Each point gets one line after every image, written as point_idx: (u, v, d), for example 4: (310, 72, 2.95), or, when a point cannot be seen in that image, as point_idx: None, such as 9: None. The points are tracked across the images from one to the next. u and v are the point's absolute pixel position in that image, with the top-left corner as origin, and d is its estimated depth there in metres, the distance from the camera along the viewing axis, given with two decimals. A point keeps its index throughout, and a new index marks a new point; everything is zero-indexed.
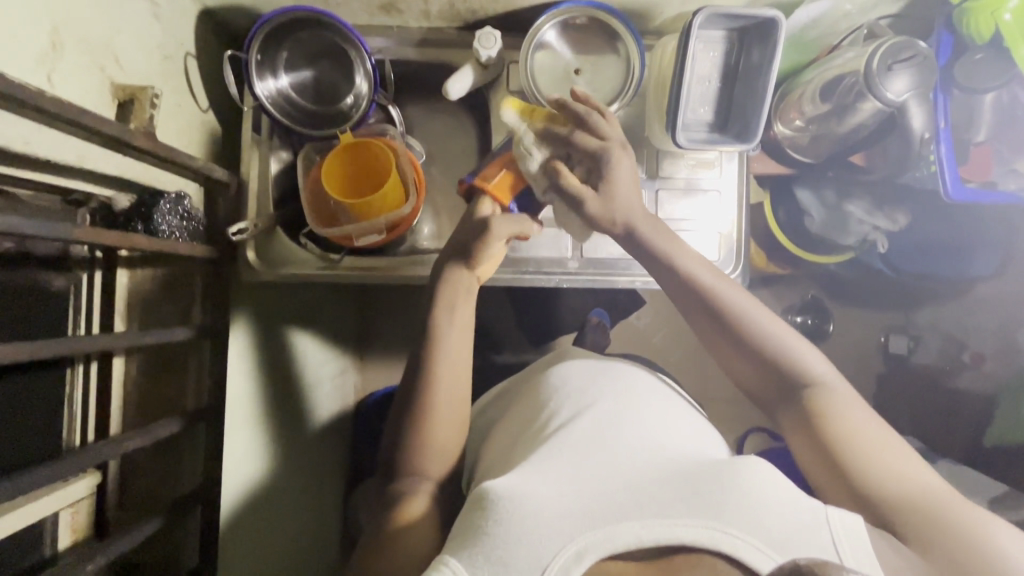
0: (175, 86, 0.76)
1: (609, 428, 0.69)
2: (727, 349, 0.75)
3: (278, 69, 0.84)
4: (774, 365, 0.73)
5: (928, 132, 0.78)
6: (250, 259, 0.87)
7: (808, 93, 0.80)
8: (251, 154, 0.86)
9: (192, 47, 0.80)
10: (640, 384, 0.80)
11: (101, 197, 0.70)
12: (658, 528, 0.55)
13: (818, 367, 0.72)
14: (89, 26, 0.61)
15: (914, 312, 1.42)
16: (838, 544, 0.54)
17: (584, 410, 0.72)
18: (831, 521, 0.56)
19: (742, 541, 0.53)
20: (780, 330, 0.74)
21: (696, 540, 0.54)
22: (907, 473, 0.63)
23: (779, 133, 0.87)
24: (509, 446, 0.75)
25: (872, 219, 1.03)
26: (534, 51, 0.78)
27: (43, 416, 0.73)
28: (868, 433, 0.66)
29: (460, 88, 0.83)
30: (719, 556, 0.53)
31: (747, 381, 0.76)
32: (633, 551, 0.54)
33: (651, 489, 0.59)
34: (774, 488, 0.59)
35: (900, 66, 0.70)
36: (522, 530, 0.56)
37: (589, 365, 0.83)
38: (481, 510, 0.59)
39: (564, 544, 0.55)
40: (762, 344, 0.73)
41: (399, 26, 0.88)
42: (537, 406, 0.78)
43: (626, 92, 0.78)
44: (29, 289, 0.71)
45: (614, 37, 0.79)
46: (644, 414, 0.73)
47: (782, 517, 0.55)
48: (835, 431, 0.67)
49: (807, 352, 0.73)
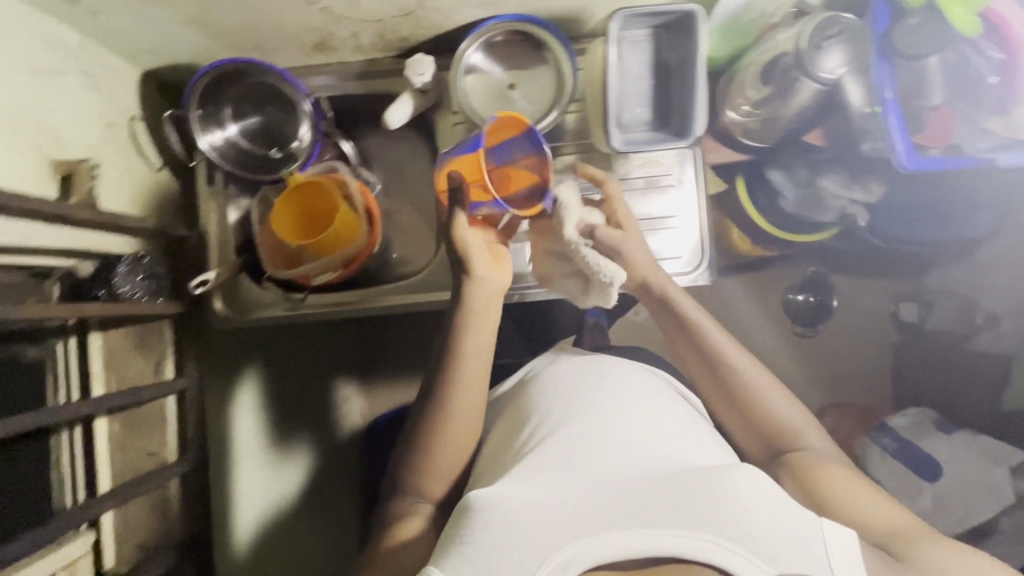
0: (122, 151, 0.78)
1: (597, 435, 0.67)
2: (717, 398, 0.77)
3: (223, 121, 0.86)
4: (762, 426, 0.74)
5: (868, 106, 0.76)
6: (218, 307, 0.89)
7: (749, 78, 0.78)
8: (209, 205, 0.88)
9: (138, 111, 0.82)
10: (633, 380, 0.79)
11: (63, 267, 0.74)
12: (646, 539, 0.53)
13: (796, 418, 0.75)
14: (19, 111, 0.63)
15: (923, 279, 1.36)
16: (831, 561, 0.55)
17: (572, 420, 0.70)
18: (824, 533, 0.56)
19: (731, 551, 0.52)
20: (773, 395, 0.75)
21: (685, 553, 0.52)
22: (880, 510, 0.65)
23: (730, 120, 0.84)
24: (496, 456, 0.74)
25: (848, 192, 1.01)
26: (463, 74, 0.77)
27: (32, 482, 0.76)
28: (852, 483, 0.68)
29: (400, 117, 0.83)
30: (709, 568, 0.52)
31: (731, 424, 0.77)
32: (619, 561, 0.53)
33: (640, 498, 0.58)
34: (765, 497, 0.58)
35: (829, 44, 0.69)
36: (507, 538, 0.56)
37: (577, 363, 0.83)
38: (465, 520, 0.60)
39: (550, 555, 0.54)
40: (756, 406, 0.74)
41: (337, 62, 0.89)
42: (520, 415, 0.77)
43: (561, 101, 0.77)
44: (6, 363, 0.74)
45: (543, 47, 0.78)
46: (633, 408, 0.72)
47: (774, 529, 0.55)
48: (826, 486, 0.68)
49: (788, 407, 0.75)
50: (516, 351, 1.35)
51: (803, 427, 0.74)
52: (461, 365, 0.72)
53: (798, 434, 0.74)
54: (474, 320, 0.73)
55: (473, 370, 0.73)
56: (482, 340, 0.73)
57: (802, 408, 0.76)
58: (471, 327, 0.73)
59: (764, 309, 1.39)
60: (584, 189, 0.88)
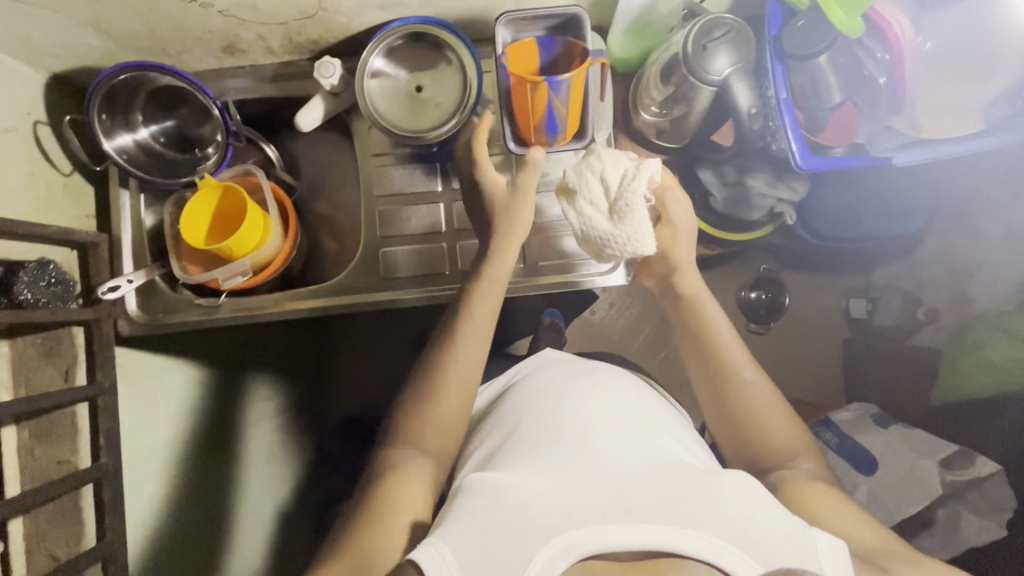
0: (24, 156, 0.77)
1: (605, 435, 0.69)
2: (712, 406, 0.79)
3: (131, 125, 0.84)
4: (748, 439, 0.76)
5: (756, 107, 0.73)
6: (131, 311, 0.88)
7: (652, 79, 0.78)
8: (123, 209, 0.87)
9: (43, 114, 0.81)
10: (620, 387, 0.81)
11: None
12: (647, 533, 0.54)
13: (794, 438, 0.76)
14: None
15: (872, 274, 1.38)
16: (818, 557, 0.56)
17: (566, 421, 0.71)
18: (816, 538, 0.57)
19: (729, 550, 0.53)
20: (769, 412, 0.77)
21: (683, 547, 0.53)
22: (863, 530, 0.66)
23: (642, 120, 0.84)
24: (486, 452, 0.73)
25: (773, 190, 1.03)
26: (368, 79, 0.76)
27: None
28: (839, 504, 0.68)
29: (312, 119, 0.83)
30: (702, 562, 0.53)
31: (722, 434, 0.79)
32: (619, 552, 0.53)
33: (641, 493, 0.59)
34: (756, 495, 0.59)
35: (716, 44, 0.68)
36: (509, 520, 0.56)
37: (567, 368, 0.84)
38: (468, 502, 0.59)
39: (551, 541, 0.54)
40: (748, 416, 0.76)
41: (251, 64, 0.88)
42: (518, 411, 0.77)
43: (468, 103, 0.77)
44: None
45: (447, 48, 0.78)
46: (620, 411, 0.74)
47: (759, 522, 0.56)
48: (809, 502, 0.68)
49: (786, 428, 0.76)
50: None
51: (800, 451, 0.75)
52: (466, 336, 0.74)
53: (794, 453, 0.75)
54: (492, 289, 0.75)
55: (476, 336, 0.74)
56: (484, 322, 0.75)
57: (799, 428, 0.76)
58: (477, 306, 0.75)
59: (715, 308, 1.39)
60: None
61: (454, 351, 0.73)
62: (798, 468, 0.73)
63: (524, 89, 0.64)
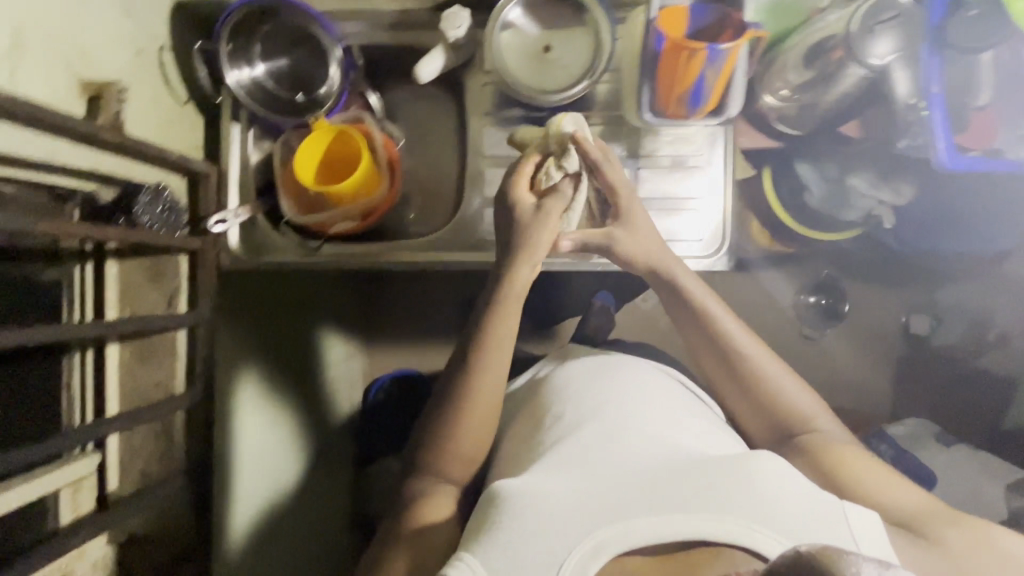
0: (150, 81, 0.78)
1: (620, 429, 0.70)
2: (728, 391, 0.78)
3: (252, 59, 0.85)
4: (768, 414, 0.76)
5: (914, 98, 0.72)
6: (232, 246, 0.88)
7: (791, 60, 0.76)
8: (232, 144, 0.88)
9: (167, 41, 0.81)
10: (634, 379, 0.80)
11: (85, 191, 0.73)
12: (671, 524, 0.57)
13: (810, 403, 0.76)
14: (54, 26, 0.62)
15: (936, 293, 1.34)
16: (856, 539, 0.58)
17: (585, 418, 0.72)
18: (849, 516, 0.60)
19: (757, 532, 0.56)
20: (785, 383, 0.76)
21: (714, 534, 0.56)
22: (895, 489, 0.67)
23: (766, 103, 0.81)
24: (521, 443, 0.76)
25: (875, 191, 1.00)
26: (500, 30, 0.76)
27: (43, 401, 0.78)
28: (863, 464, 0.70)
29: (430, 72, 0.82)
30: (738, 549, 0.56)
31: (743, 413, 0.78)
32: (648, 546, 0.57)
33: (667, 484, 0.60)
34: (782, 480, 0.61)
35: (880, 27, 0.70)
36: (533, 524, 0.58)
37: (587, 363, 0.85)
38: (498, 507, 0.61)
39: (581, 541, 0.57)
40: (762, 390, 0.76)
41: (371, 9, 0.87)
42: (547, 403, 0.79)
43: (598, 68, 0.75)
44: (20, 283, 0.74)
45: (584, 10, 0.76)
46: (641, 402, 0.75)
47: (793, 509, 0.58)
48: (839, 469, 0.69)
49: (802, 396, 0.76)
50: None
51: (816, 412, 0.75)
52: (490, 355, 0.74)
53: (811, 420, 0.75)
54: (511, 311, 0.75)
55: (498, 363, 0.74)
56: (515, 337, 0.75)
57: (813, 394, 0.77)
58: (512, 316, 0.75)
59: (773, 305, 1.38)
60: None
61: (477, 374, 0.73)
62: (819, 432, 0.74)
63: (677, 55, 0.62)
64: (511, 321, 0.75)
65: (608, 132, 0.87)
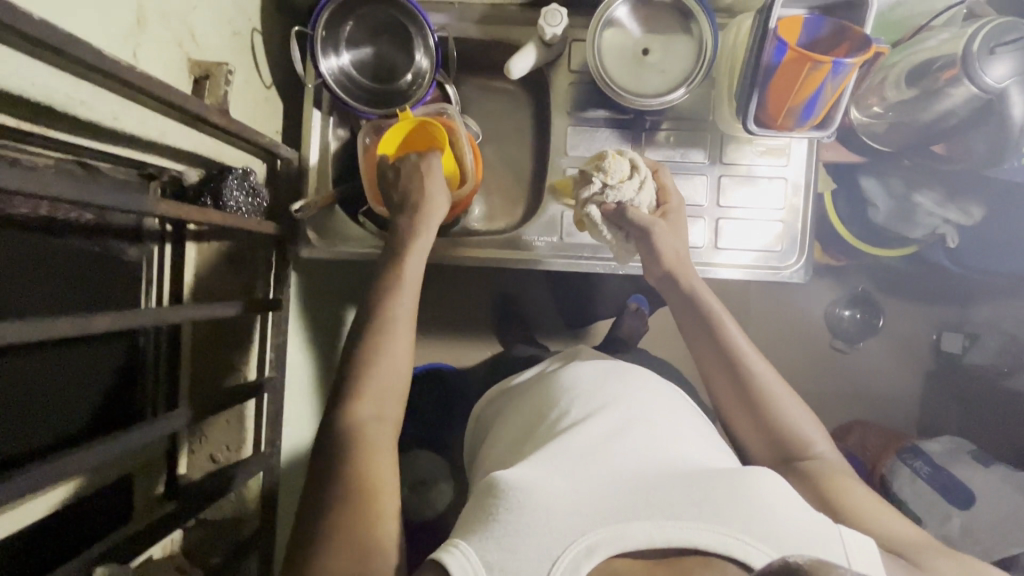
0: (243, 62, 0.77)
1: (619, 434, 0.66)
2: (733, 407, 0.74)
3: (341, 46, 0.84)
4: (771, 432, 0.72)
5: None
6: (308, 236, 0.87)
7: (893, 76, 0.78)
8: (312, 130, 0.87)
9: (259, 24, 0.80)
10: (647, 388, 0.77)
11: (174, 170, 0.70)
12: (668, 530, 0.52)
13: (812, 429, 0.72)
14: (169, 2, 0.62)
15: (968, 308, 1.34)
16: (848, 551, 0.53)
17: (595, 412, 0.69)
18: (843, 533, 0.54)
19: (754, 547, 0.51)
20: (790, 403, 0.73)
21: (707, 544, 0.51)
22: (896, 522, 0.63)
23: (855, 119, 0.85)
24: (515, 446, 0.72)
25: (942, 210, 0.96)
26: (603, 29, 0.76)
27: (120, 388, 0.73)
28: (864, 495, 0.66)
29: (522, 68, 0.81)
30: (728, 561, 0.50)
31: (745, 433, 0.75)
32: (642, 550, 0.52)
33: (660, 489, 0.56)
34: (784, 495, 0.57)
35: (1002, 49, 0.70)
36: (528, 521, 0.54)
37: (597, 365, 0.80)
38: (491, 499, 0.57)
39: (574, 540, 0.52)
40: (763, 405, 0.72)
41: (461, 2, 0.87)
42: (544, 403, 0.76)
43: (697, 75, 0.76)
44: (105, 260, 0.70)
45: (687, 16, 0.76)
46: (645, 406, 0.72)
47: (793, 522, 0.54)
48: (841, 493, 0.65)
49: (807, 421, 0.73)
50: (555, 325, 1.35)
51: (819, 438, 0.72)
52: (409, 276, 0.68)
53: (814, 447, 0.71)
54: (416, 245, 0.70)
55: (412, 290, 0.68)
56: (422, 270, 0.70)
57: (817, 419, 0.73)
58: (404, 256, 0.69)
59: (810, 317, 1.38)
60: (690, 168, 0.87)
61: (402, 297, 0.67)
62: (820, 460, 0.70)
63: (800, 67, 0.63)
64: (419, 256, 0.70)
65: (687, 139, 0.87)
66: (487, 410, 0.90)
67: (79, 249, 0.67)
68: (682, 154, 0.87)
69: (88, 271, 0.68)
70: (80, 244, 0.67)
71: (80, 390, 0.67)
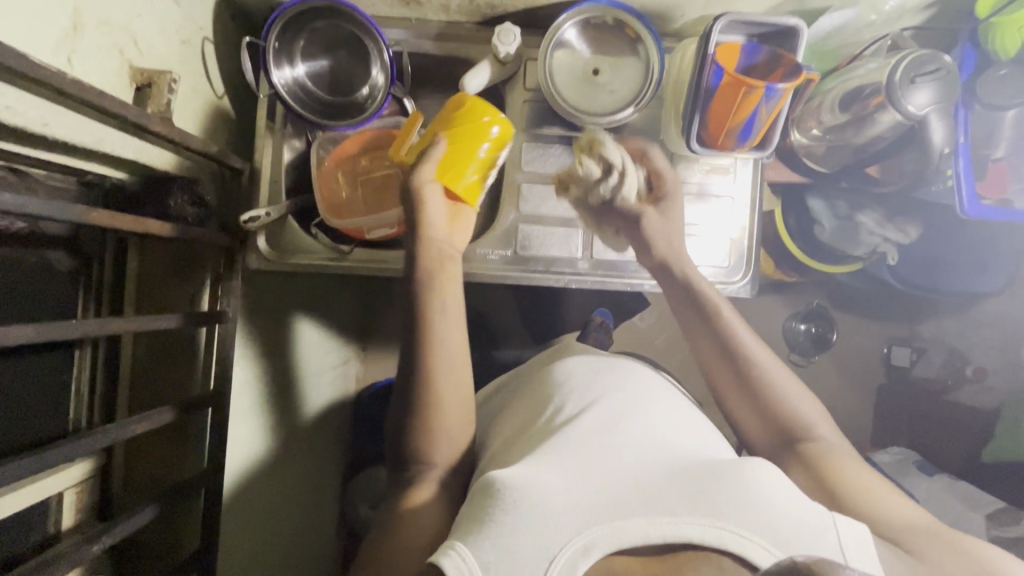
0: (192, 70, 0.76)
1: (617, 424, 0.68)
2: (733, 395, 0.79)
3: (296, 57, 0.84)
4: (773, 419, 0.76)
5: (948, 147, 0.82)
6: (260, 247, 0.86)
7: (828, 101, 0.83)
8: (265, 141, 0.86)
9: (209, 33, 0.80)
10: (641, 383, 0.79)
11: (114, 179, 0.69)
12: (663, 525, 0.53)
13: (816, 414, 0.77)
14: (110, 9, 0.61)
15: (917, 324, 1.38)
16: (844, 548, 0.53)
17: (588, 405, 0.71)
18: (839, 526, 0.55)
19: (749, 540, 0.51)
20: (790, 391, 0.78)
21: (702, 538, 0.52)
22: (898, 502, 0.66)
23: (796, 140, 0.90)
24: (515, 437, 0.73)
25: (883, 230, 1.01)
26: (554, 49, 0.78)
27: (50, 398, 0.71)
28: (864, 475, 0.69)
29: (477, 84, 0.83)
30: (724, 555, 0.51)
31: (746, 421, 0.79)
32: (640, 546, 0.52)
33: (657, 487, 0.57)
34: (780, 492, 0.58)
35: (922, 79, 0.75)
36: (528, 520, 0.54)
37: (592, 360, 0.84)
38: (488, 500, 0.57)
39: (571, 539, 0.53)
40: (767, 392, 0.77)
41: (417, 18, 0.88)
42: (541, 402, 0.77)
43: (645, 96, 0.78)
44: (40, 271, 0.69)
45: (636, 39, 0.79)
46: (644, 403, 0.74)
47: (789, 518, 0.54)
48: (839, 475, 0.69)
49: (808, 409, 0.77)
50: (519, 338, 1.35)
51: (821, 425, 0.76)
52: (439, 323, 0.73)
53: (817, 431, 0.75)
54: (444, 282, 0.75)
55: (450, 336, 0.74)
56: (452, 305, 0.75)
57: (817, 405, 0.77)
58: (440, 291, 0.74)
59: (765, 331, 1.40)
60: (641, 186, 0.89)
61: (442, 334, 0.73)
62: (824, 444, 0.73)
63: (735, 90, 0.66)
64: (449, 296, 0.75)
65: (640, 157, 0.89)
66: (484, 406, 0.94)
67: (9, 258, 0.65)
68: (634, 171, 0.90)
69: (17, 283, 0.66)
70: (8, 252, 0.65)
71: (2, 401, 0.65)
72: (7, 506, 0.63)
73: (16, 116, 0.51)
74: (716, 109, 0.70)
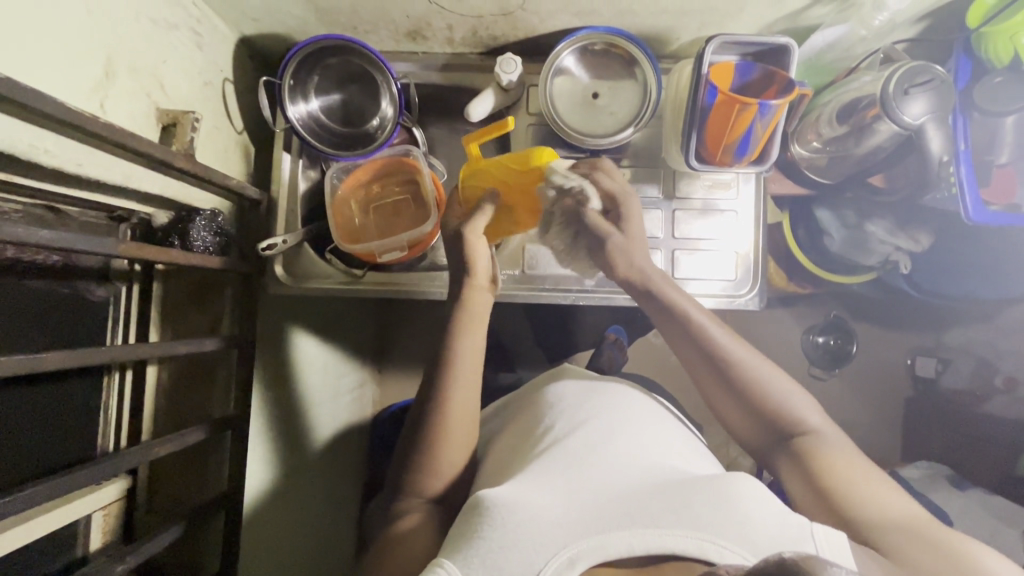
0: (213, 109, 0.81)
1: (603, 443, 0.67)
2: (719, 396, 0.75)
3: (310, 93, 0.88)
4: (766, 416, 0.72)
5: (948, 155, 0.83)
6: (277, 272, 0.90)
7: (826, 114, 0.84)
8: (281, 173, 0.91)
9: (229, 73, 0.85)
10: (634, 409, 0.77)
11: (143, 213, 0.74)
12: (647, 538, 0.54)
13: (807, 407, 0.72)
14: (139, 57, 0.66)
15: (941, 334, 1.35)
16: (816, 537, 0.55)
17: (578, 426, 0.71)
18: (816, 533, 0.56)
19: (729, 550, 0.52)
20: (777, 381, 0.74)
21: (686, 550, 0.53)
22: (888, 498, 0.64)
23: (797, 154, 0.92)
24: (509, 454, 0.74)
25: (893, 238, 1.00)
26: (553, 75, 0.81)
27: (80, 423, 0.74)
28: (860, 474, 0.66)
29: (482, 110, 0.86)
30: (705, 565, 0.52)
31: (737, 422, 0.75)
32: (624, 559, 0.53)
33: (643, 500, 0.57)
34: (764, 501, 0.58)
35: (917, 89, 0.76)
36: (514, 535, 0.55)
37: (582, 383, 0.83)
38: (477, 516, 0.58)
39: (556, 552, 0.54)
40: (758, 392, 0.72)
41: (424, 51, 0.93)
42: (534, 420, 0.77)
43: (643, 117, 0.81)
44: (72, 300, 0.73)
45: (632, 62, 0.82)
46: (636, 422, 0.73)
47: (773, 532, 0.54)
48: (836, 481, 0.66)
49: (802, 401, 0.73)
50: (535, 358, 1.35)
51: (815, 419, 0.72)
52: (459, 365, 0.74)
53: (811, 425, 0.71)
54: (474, 322, 0.76)
55: (471, 376, 0.75)
56: (479, 343, 0.76)
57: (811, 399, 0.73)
58: (470, 330, 0.76)
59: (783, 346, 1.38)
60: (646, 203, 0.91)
61: (459, 369, 0.74)
62: (817, 434, 0.70)
63: (730, 108, 0.67)
64: (478, 335, 0.76)
65: (644, 174, 0.91)
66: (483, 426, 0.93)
67: (43, 289, 0.70)
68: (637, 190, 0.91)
69: (47, 313, 0.70)
70: (41, 283, 0.69)
71: (28, 425, 0.68)
72: (37, 526, 0.65)
73: (53, 158, 0.56)
74: (713, 126, 0.71)
